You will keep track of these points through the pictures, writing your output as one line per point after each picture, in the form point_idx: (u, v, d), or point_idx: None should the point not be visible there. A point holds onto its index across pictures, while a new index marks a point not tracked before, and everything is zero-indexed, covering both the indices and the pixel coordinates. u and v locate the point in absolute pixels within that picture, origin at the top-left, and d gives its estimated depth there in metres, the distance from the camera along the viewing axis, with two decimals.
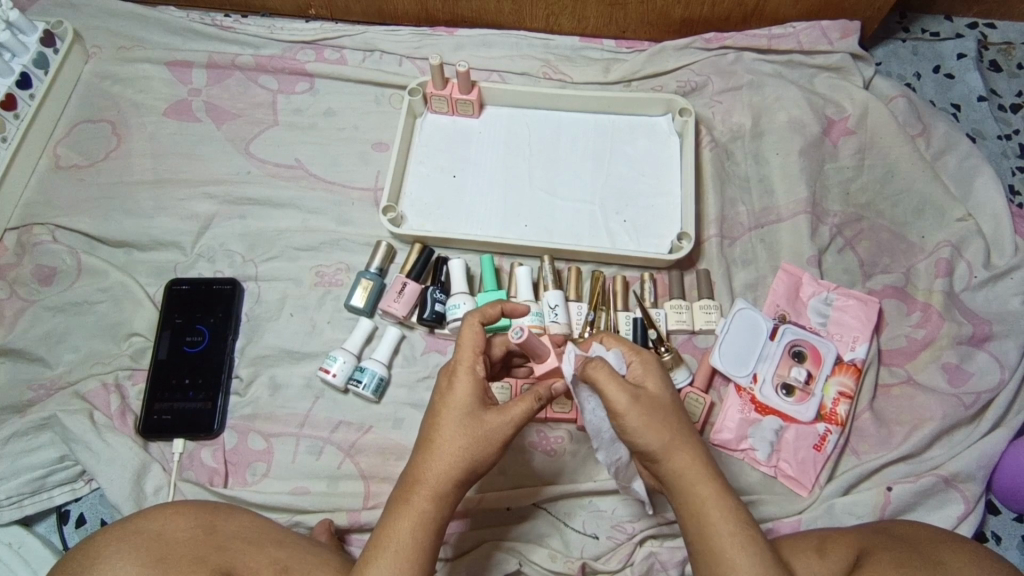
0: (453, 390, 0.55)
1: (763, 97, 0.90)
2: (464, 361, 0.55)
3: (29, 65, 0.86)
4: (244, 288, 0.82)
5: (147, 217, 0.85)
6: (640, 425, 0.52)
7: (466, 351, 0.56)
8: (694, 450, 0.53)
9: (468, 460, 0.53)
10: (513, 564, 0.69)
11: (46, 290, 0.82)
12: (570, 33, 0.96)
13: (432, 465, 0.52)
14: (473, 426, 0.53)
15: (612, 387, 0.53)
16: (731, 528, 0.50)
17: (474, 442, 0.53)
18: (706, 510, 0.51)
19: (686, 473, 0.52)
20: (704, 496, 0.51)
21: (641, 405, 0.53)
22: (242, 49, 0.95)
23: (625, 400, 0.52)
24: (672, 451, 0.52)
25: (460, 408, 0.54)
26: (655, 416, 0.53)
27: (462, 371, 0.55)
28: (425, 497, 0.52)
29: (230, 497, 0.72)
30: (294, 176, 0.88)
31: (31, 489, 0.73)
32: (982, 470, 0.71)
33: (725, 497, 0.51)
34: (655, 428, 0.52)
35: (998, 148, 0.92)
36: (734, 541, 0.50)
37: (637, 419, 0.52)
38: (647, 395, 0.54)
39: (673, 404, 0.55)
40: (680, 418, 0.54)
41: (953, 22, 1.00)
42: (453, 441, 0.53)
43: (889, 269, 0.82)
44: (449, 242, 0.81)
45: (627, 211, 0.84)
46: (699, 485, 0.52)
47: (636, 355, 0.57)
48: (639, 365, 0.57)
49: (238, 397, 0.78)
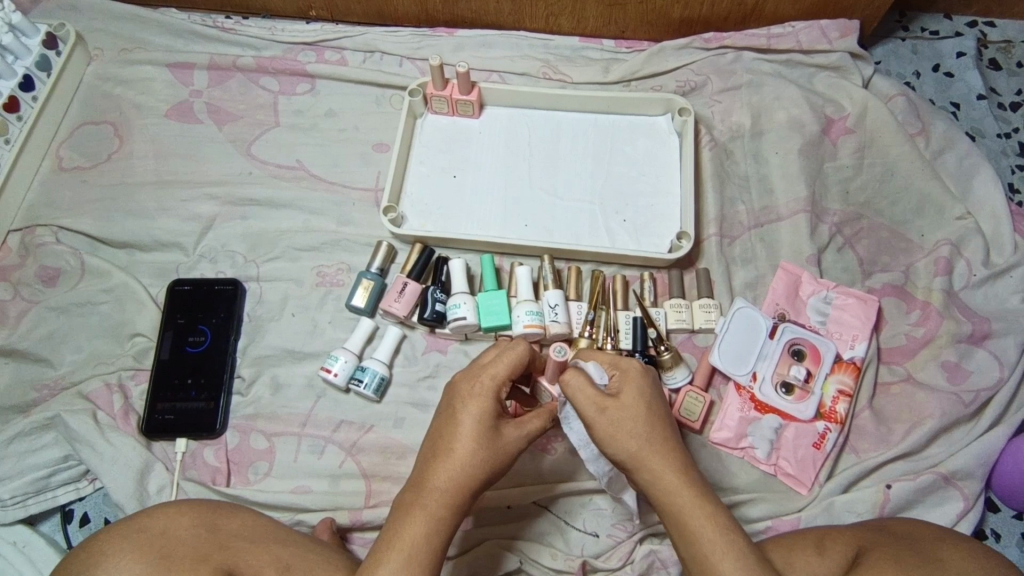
0: (478, 400, 0.55)
1: (762, 97, 0.90)
2: (491, 373, 0.56)
3: (32, 67, 0.87)
4: (246, 289, 0.83)
5: (149, 218, 0.86)
6: (609, 434, 0.54)
7: (498, 369, 0.56)
8: (667, 458, 0.53)
9: (488, 472, 0.54)
10: (513, 562, 0.70)
11: (49, 291, 0.82)
12: (569, 33, 0.96)
13: (451, 473, 0.53)
14: (493, 438, 0.54)
15: (579, 397, 0.55)
16: (711, 535, 0.50)
17: (495, 455, 0.54)
18: (685, 518, 0.51)
19: (661, 482, 0.53)
20: (682, 503, 0.52)
21: (609, 415, 0.54)
22: (244, 51, 0.95)
23: (590, 410, 0.54)
24: (644, 461, 0.53)
25: (484, 418, 0.54)
26: (625, 425, 0.54)
27: (491, 384, 0.55)
28: (441, 504, 0.52)
29: (232, 496, 0.72)
30: (295, 176, 0.88)
31: (35, 489, 0.74)
32: (981, 468, 0.72)
33: (702, 503, 0.51)
34: (624, 438, 0.54)
35: (997, 146, 0.92)
36: (715, 548, 0.49)
37: (605, 429, 0.54)
38: (620, 404, 0.55)
39: (649, 412, 0.55)
40: (655, 425, 0.54)
41: (953, 21, 1.01)
42: (474, 452, 0.53)
43: (888, 268, 0.83)
44: (450, 243, 0.82)
45: (628, 211, 0.84)
46: (675, 494, 0.52)
47: (616, 367, 0.58)
48: (620, 376, 0.57)
49: (240, 397, 0.78)
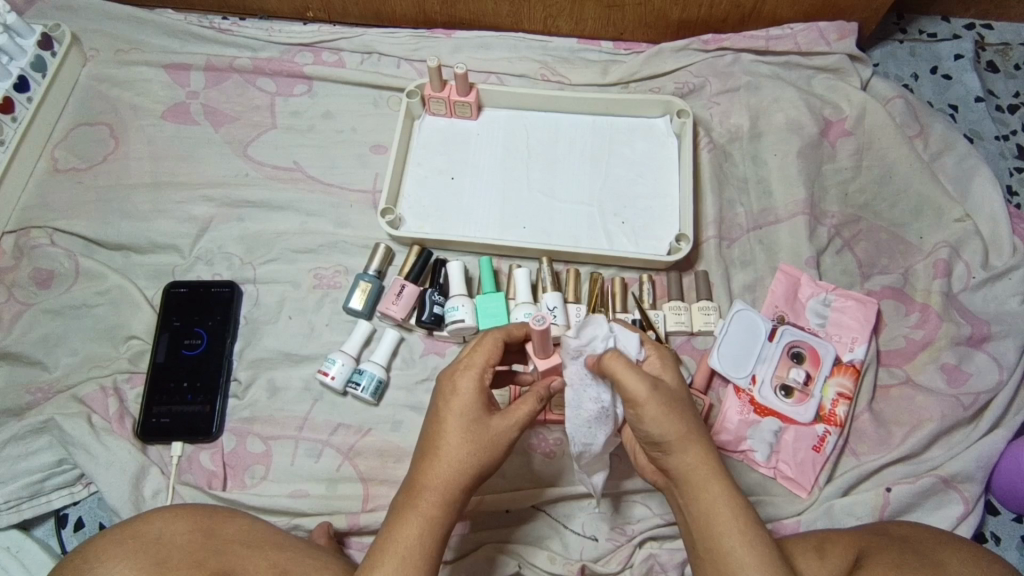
0: (461, 396, 0.54)
1: (761, 98, 0.90)
2: (470, 366, 0.55)
3: (27, 68, 0.86)
4: (243, 291, 0.82)
5: (146, 220, 0.85)
6: (658, 412, 0.52)
7: (477, 361, 0.55)
8: (705, 446, 0.53)
9: (479, 466, 0.53)
10: (512, 567, 0.69)
11: (44, 293, 0.82)
12: (568, 35, 0.96)
13: (440, 472, 0.52)
14: (480, 431, 0.54)
15: (632, 377, 0.51)
16: (743, 528, 0.50)
17: (482, 448, 0.54)
18: (716, 508, 0.51)
19: (699, 468, 0.52)
20: (716, 493, 0.51)
21: (662, 395, 0.52)
22: (240, 51, 0.95)
23: (644, 390, 0.51)
24: (686, 444, 0.52)
25: (468, 413, 0.54)
26: (673, 407, 0.52)
27: (472, 377, 0.54)
28: (433, 504, 0.52)
29: (228, 500, 0.72)
30: (292, 178, 0.88)
31: (29, 493, 0.73)
32: (981, 471, 0.71)
33: (735, 496, 0.51)
34: (672, 418, 0.52)
35: (996, 149, 0.92)
36: (744, 540, 0.49)
37: (655, 408, 0.51)
38: (667, 388, 0.53)
39: (688, 397, 0.55)
40: (695, 413, 0.54)
41: (951, 23, 1.01)
42: (462, 449, 0.53)
43: (887, 270, 0.82)
44: (448, 245, 0.81)
45: (626, 213, 0.84)
46: (710, 482, 0.51)
47: (654, 347, 0.57)
48: (658, 358, 0.57)
49: (236, 400, 0.78)
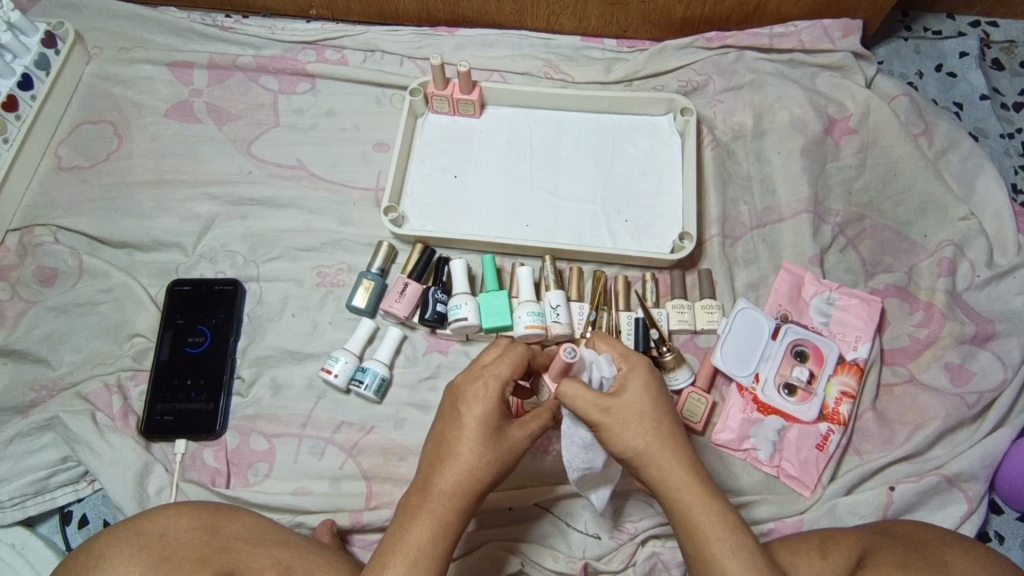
0: (482, 402, 0.54)
1: (765, 96, 0.90)
2: (495, 375, 0.55)
3: (31, 66, 0.86)
4: (246, 289, 0.82)
5: (149, 217, 0.85)
6: (614, 432, 0.53)
7: (500, 371, 0.55)
8: (675, 454, 0.53)
9: (494, 473, 0.54)
10: (516, 565, 0.69)
11: (48, 291, 0.82)
12: (571, 33, 0.96)
13: (457, 477, 0.52)
14: (499, 440, 0.54)
15: (581, 403, 0.54)
16: (721, 534, 0.50)
17: (500, 456, 0.54)
18: (692, 515, 0.51)
19: (670, 478, 0.52)
20: (689, 500, 0.51)
21: (614, 415, 0.53)
22: (243, 50, 0.95)
23: (594, 414, 0.53)
24: (653, 455, 0.53)
25: (488, 422, 0.54)
26: (632, 424, 0.53)
27: (495, 386, 0.55)
28: (448, 508, 0.52)
29: (232, 497, 0.72)
30: (296, 176, 0.88)
31: (33, 491, 0.73)
32: (985, 470, 0.71)
33: (710, 502, 0.51)
34: (631, 435, 0.53)
35: (1000, 147, 0.92)
36: (723, 546, 0.49)
37: (610, 429, 0.53)
38: (623, 404, 0.54)
39: (655, 407, 0.54)
40: (662, 422, 0.54)
41: (956, 21, 1.00)
42: (480, 455, 0.53)
43: (891, 269, 0.82)
44: (451, 243, 0.81)
45: (630, 212, 0.84)
46: (682, 490, 0.52)
47: (625, 361, 0.57)
48: (626, 372, 0.56)
49: (240, 398, 0.78)
